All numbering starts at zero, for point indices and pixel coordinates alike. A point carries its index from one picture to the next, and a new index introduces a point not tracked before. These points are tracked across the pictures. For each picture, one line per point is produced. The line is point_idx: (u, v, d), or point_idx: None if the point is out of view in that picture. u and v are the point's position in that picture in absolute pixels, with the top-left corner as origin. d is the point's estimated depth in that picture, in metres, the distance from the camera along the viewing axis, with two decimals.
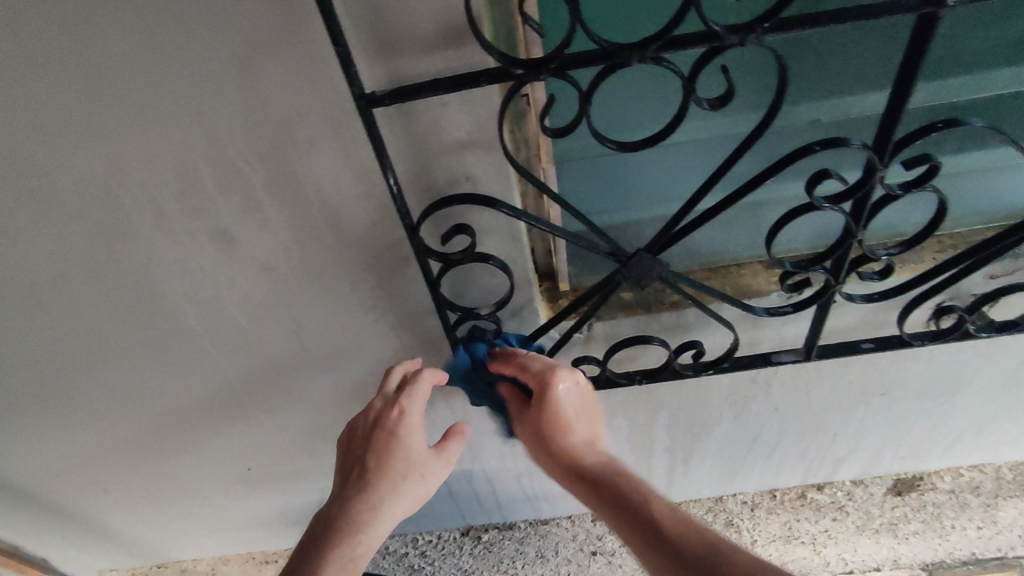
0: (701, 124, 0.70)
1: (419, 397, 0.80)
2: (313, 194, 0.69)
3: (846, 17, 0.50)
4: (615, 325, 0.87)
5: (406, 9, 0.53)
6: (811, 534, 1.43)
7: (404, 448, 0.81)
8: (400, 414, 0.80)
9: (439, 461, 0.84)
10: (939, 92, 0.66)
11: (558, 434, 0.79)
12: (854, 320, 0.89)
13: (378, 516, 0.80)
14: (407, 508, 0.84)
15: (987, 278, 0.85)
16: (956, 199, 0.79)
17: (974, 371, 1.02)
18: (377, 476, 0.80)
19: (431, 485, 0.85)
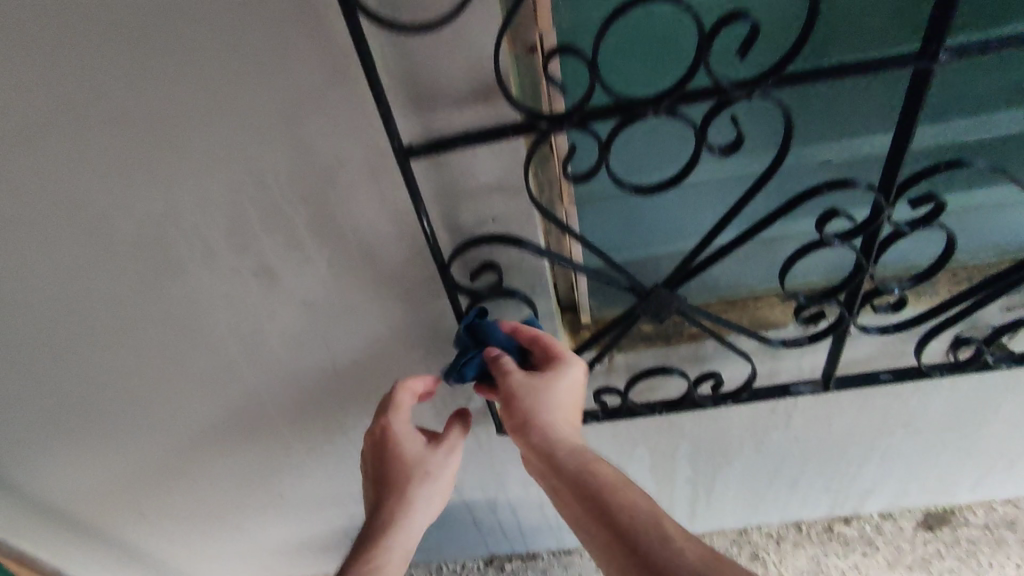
0: (715, 166, 0.74)
1: (400, 408, 0.81)
2: (352, 234, 0.74)
3: (844, 71, 0.54)
4: (635, 356, 0.90)
5: (441, 70, 0.59)
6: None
7: (403, 453, 0.83)
8: (384, 429, 0.82)
9: (440, 452, 0.86)
10: (943, 134, 0.69)
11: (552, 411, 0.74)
12: (871, 351, 0.90)
13: (405, 525, 0.81)
14: (434, 508, 0.85)
15: (1005, 310, 0.86)
16: (968, 234, 0.82)
17: (999, 403, 1.02)
18: (391, 490, 0.82)
19: (447, 478, 0.86)
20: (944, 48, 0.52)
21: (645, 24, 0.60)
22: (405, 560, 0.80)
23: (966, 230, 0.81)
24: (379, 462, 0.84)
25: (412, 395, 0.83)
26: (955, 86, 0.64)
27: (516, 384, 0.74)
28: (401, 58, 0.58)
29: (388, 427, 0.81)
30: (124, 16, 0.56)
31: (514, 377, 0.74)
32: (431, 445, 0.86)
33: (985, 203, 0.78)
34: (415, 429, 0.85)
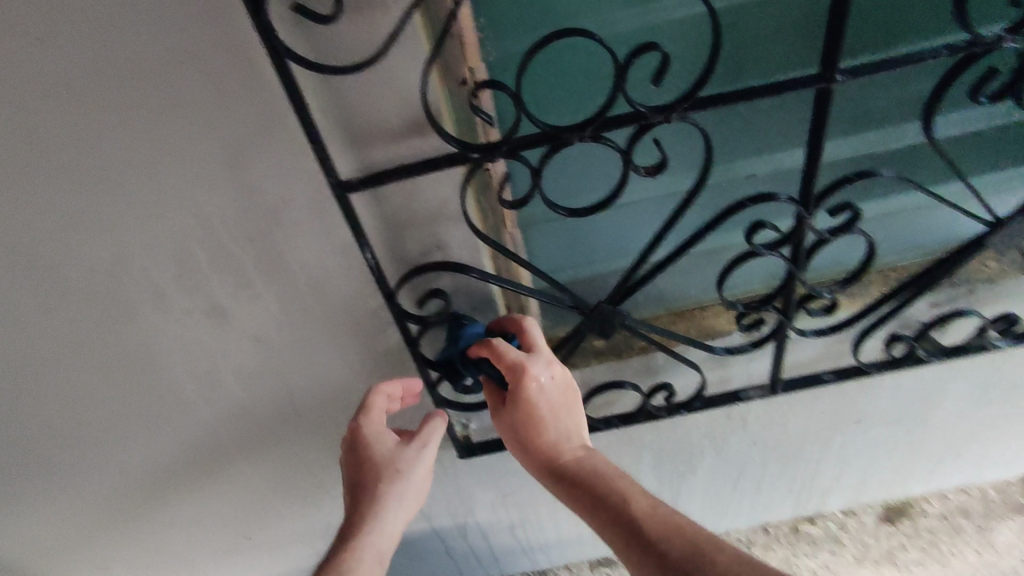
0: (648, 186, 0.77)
1: (371, 411, 0.79)
2: (299, 269, 0.75)
3: (752, 94, 0.58)
4: (589, 371, 0.92)
5: (375, 107, 0.60)
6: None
7: (373, 454, 0.80)
8: (354, 431, 0.80)
9: (413, 445, 0.84)
10: (856, 146, 0.73)
11: (536, 429, 0.75)
12: (814, 353, 0.94)
13: (377, 525, 0.80)
14: (408, 507, 0.83)
15: (932, 306, 0.91)
16: (888, 237, 0.87)
17: (939, 395, 1.07)
18: (364, 492, 0.81)
19: (420, 475, 0.84)
20: (840, 71, 0.57)
21: (564, 57, 0.62)
22: (381, 561, 0.80)
23: (889, 233, 0.86)
24: (351, 464, 0.82)
25: (386, 397, 0.80)
26: (860, 102, 0.69)
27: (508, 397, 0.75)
28: (334, 97, 0.59)
29: (358, 429, 0.80)
30: (50, 66, 0.56)
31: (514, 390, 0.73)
32: (403, 442, 0.84)
33: (906, 206, 0.82)
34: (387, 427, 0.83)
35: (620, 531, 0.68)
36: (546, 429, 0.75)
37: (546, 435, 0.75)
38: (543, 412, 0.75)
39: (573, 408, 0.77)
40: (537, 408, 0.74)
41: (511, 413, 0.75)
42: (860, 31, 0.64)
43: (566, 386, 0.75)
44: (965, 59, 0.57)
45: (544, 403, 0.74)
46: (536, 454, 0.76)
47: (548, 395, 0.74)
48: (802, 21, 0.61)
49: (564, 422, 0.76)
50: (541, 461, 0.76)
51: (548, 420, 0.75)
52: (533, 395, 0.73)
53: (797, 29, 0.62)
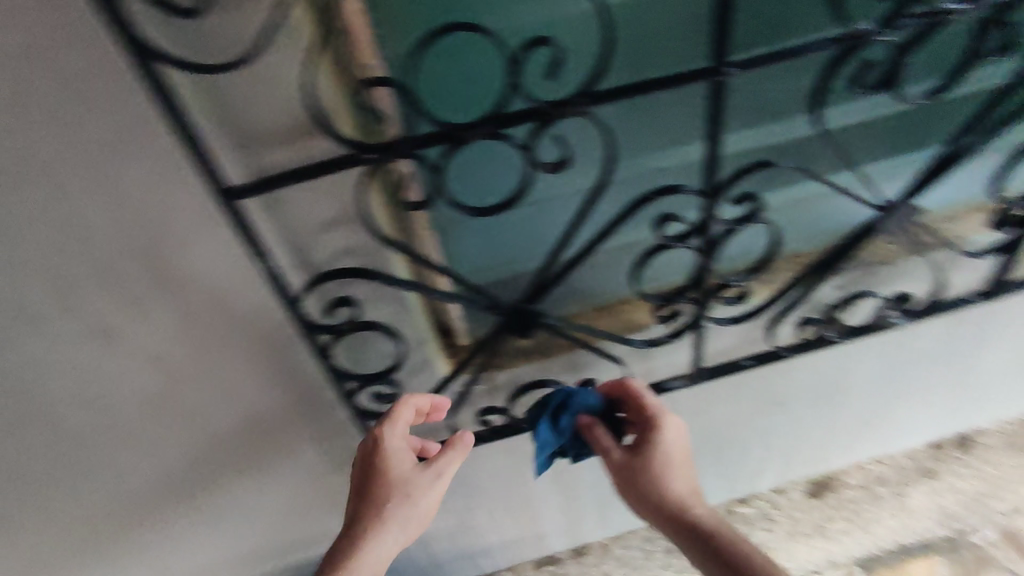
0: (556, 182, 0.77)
1: (395, 421, 0.78)
2: (194, 284, 0.69)
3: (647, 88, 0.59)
4: (515, 372, 0.91)
5: (260, 108, 0.56)
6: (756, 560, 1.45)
7: (389, 470, 0.79)
8: (374, 441, 0.79)
9: (426, 473, 0.80)
10: (756, 137, 0.75)
11: (662, 479, 0.83)
12: (732, 341, 0.97)
13: (369, 546, 0.76)
14: (406, 537, 0.78)
15: (836, 288, 0.95)
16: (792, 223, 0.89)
17: (850, 373, 1.13)
18: (369, 505, 0.77)
19: (426, 504, 0.79)
20: (729, 64, 0.58)
21: (457, 54, 0.61)
22: None
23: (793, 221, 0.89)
24: (360, 479, 0.80)
25: (413, 410, 0.79)
26: (756, 93, 0.70)
27: (616, 459, 0.83)
28: (213, 98, 0.55)
29: (379, 438, 0.78)
30: None
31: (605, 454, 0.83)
32: (421, 466, 0.80)
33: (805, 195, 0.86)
34: (407, 444, 0.81)
35: (719, 568, 0.78)
36: (671, 476, 0.83)
37: (662, 486, 0.83)
38: (677, 458, 0.84)
39: (688, 463, 0.86)
40: (667, 456, 0.83)
41: (641, 458, 0.83)
42: (750, 26, 0.65)
43: (682, 437, 0.84)
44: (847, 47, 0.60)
45: (655, 454, 0.83)
46: (662, 501, 0.83)
47: (682, 446, 0.85)
48: (694, 15, 0.62)
49: (683, 473, 0.85)
50: (657, 510, 0.84)
51: (672, 472, 0.84)
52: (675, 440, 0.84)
53: (691, 22, 0.63)
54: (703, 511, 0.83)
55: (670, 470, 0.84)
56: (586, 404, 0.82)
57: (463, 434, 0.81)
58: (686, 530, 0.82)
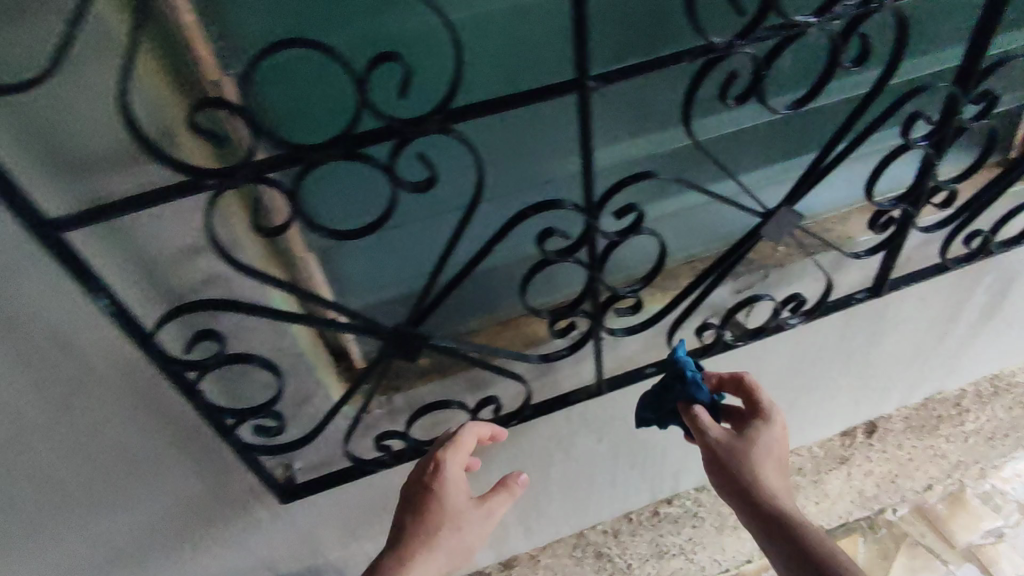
0: (432, 202, 0.75)
1: (460, 446, 0.82)
2: (28, 323, 0.62)
3: (509, 103, 0.57)
4: (415, 392, 0.88)
5: (78, 130, 0.51)
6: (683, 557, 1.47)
7: (446, 496, 0.82)
8: (433, 466, 0.83)
9: (481, 508, 0.84)
10: (640, 147, 0.74)
11: (753, 470, 0.85)
12: (637, 349, 0.97)
13: (409, 567, 0.78)
14: (444, 566, 0.81)
15: (734, 292, 0.97)
16: (672, 229, 0.93)
17: (757, 371, 1.15)
18: (419, 522, 0.81)
19: (475, 536, 0.83)
20: (590, 77, 0.58)
21: (297, 68, 0.57)
22: None
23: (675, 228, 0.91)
24: (413, 498, 0.83)
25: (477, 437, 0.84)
26: (632, 104, 0.70)
27: (716, 444, 0.86)
28: (18, 120, 0.49)
29: (441, 461, 0.82)
30: None
31: (711, 438, 0.86)
32: (474, 501, 0.85)
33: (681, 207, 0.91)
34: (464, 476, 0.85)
35: (797, 559, 0.79)
36: (766, 469, 0.85)
37: (751, 475, 0.85)
38: (762, 454, 0.86)
39: (782, 465, 0.88)
40: (757, 449, 0.86)
41: (716, 447, 0.86)
42: (616, 37, 0.65)
43: (781, 440, 0.89)
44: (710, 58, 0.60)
45: (751, 446, 0.86)
46: (743, 488, 0.84)
47: (771, 443, 0.87)
48: (556, 27, 0.61)
49: (768, 466, 0.86)
50: (746, 497, 0.84)
51: (768, 463, 0.86)
52: (761, 438, 0.87)
53: (555, 33, 0.62)
54: (755, 509, 0.83)
55: (764, 460, 0.86)
56: (692, 387, 0.87)
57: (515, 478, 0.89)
58: (763, 519, 0.83)
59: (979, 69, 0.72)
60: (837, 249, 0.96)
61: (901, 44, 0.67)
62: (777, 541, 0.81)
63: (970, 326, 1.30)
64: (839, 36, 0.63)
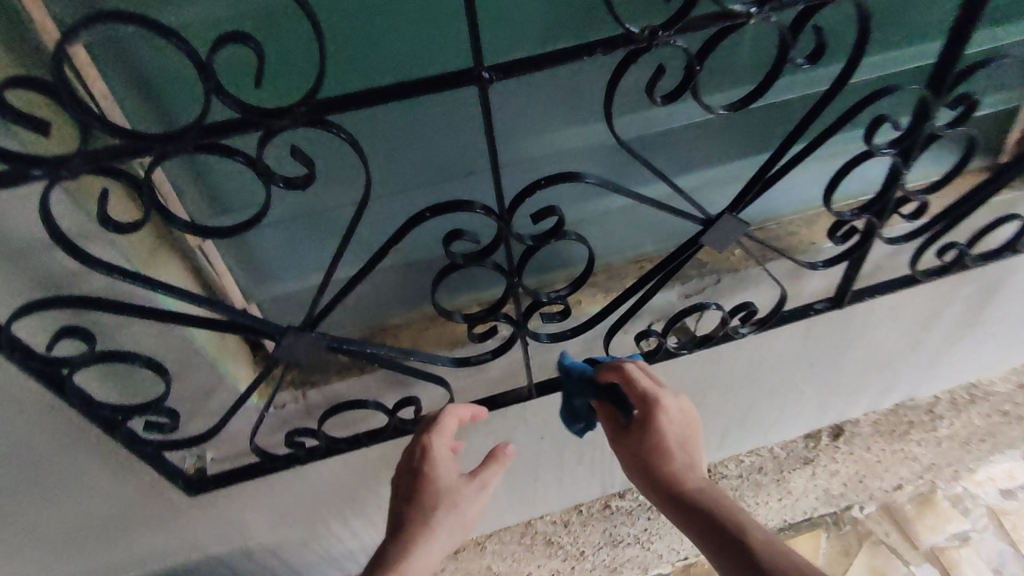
0: (333, 187, 0.73)
1: (444, 429, 0.80)
2: None
3: (392, 95, 0.50)
4: (332, 389, 0.84)
5: None
6: (634, 550, 1.46)
7: (437, 478, 0.80)
8: (420, 450, 0.81)
9: (473, 485, 0.83)
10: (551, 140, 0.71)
11: (661, 458, 0.82)
12: (574, 351, 0.91)
13: (412, 555, 0.77)
14: (446, 547, 0.81)
15: (682, 296, 0.90)
16: (611, 225, 0.88)
17: (711, 374, 1.10)
18: (414, 509, 0.80)
19: (472, 514, 0.82)
20: (486, 68, 0.50)
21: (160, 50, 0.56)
22: None
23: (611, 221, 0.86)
24: (404, 484, 0.81)
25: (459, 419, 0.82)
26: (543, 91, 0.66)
27: (629, 437, 0.84)
28: None
29: (427, 445, 0.80)
30: None
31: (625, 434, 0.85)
32: (465, 478, 0.83)
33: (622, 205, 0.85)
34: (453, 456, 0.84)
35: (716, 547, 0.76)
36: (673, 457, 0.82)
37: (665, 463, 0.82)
38: (667, 440, 0.82)
39: (695, 441, 0.84)
40: (661, 436, 0.82)
41: (630, 441, 0.84)
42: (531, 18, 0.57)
43: (688, 421, 0.84)
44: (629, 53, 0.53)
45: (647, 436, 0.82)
46: (657, 478, 0.82)
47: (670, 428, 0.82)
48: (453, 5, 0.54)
49: (678, 451, 0.82)
50: (663, 488, 0.82)
51: (676, 448, 0.82)
52: (661, 425, 0.81)
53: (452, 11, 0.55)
54: (674, 498, 0.81)
55: (671, 445, 0.82)
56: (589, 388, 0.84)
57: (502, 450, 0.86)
58: (680, 508, 0.81)
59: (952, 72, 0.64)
60: (796, 255, 0.89)
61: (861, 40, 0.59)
62: (697, 529, 0.79)
63: (944, 336, 1.23)
64: (784, 29, 0.55)
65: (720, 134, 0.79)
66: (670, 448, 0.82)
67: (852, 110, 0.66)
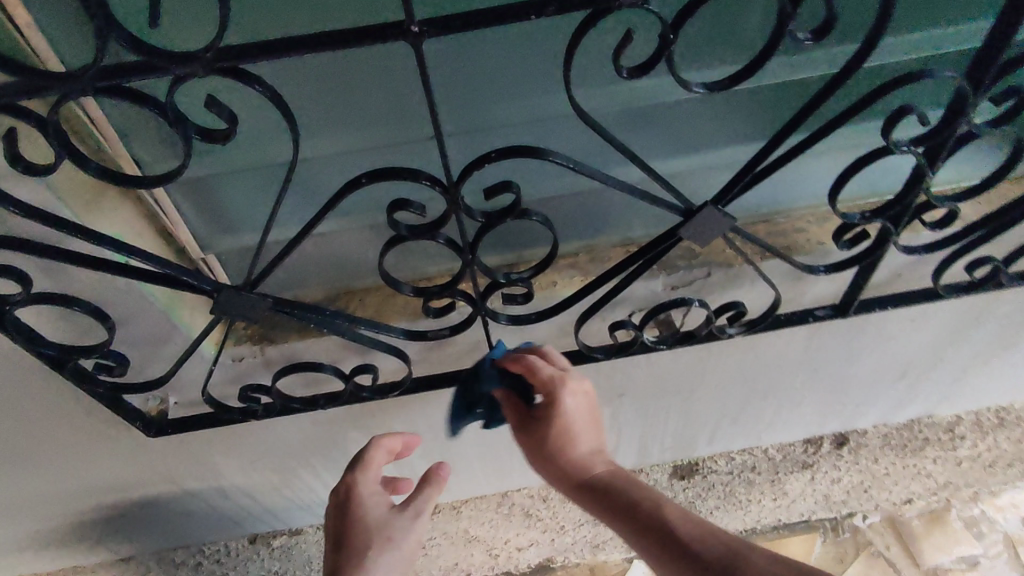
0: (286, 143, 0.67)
1: (368, 466, 0.84)
2: None
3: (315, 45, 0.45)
4: (290, 346, 0.82)
5: None
6: (611, 534, 1.43)
7: (367, 515, 0.82)
8: (345, 485, 0.83)
9: (407, 514, 0.82)
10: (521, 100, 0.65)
11: (562, 445, 0.78)
12: (546, 334, 0.87)
13: None
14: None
15: (668, 288, 0.84)
16: (595, 204, 0.81)
17: (702, 370, 1.03)
18: (345, 554, 0.79)
19: (413, 545, 0.81)
20: (415, 22, 0.45)
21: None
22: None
23: (593, 197, 0.79)
24: (339, 528, 0.82)
25: (385, 451, 0.85)
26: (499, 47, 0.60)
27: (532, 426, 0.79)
28: None
29: (353, 484, 0.83)
30: None
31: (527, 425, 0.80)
32: (398, 509, 0.83)
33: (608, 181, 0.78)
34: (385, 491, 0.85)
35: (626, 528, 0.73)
36: (575, 441, 0.78)
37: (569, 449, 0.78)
38: (569, 426, 0.77)
39: (597, 420, 0.79)
40: (562, 422, 0.77)
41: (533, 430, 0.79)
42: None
43: (587, 401, 0.78)
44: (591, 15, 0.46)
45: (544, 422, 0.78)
46: (563, 466, 0.78)
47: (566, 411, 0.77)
48: None
49: (584, 434, 0.78)
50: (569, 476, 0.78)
51: (578, 432, 0.78)
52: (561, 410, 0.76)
53: None
54: (586, 487, 0.77)
55: (574, 431, 0.77)
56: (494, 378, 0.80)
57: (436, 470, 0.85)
58: (588, 493, 0.76)
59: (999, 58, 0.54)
60: (799, 255, 0.81)
61: (880, 15, 0.49)
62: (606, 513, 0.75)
63: (972, 353, 1.12)
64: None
65: (721, 110, 0.70)
66: (573, 433, 0.78)
67: (869, 98, 0.56)
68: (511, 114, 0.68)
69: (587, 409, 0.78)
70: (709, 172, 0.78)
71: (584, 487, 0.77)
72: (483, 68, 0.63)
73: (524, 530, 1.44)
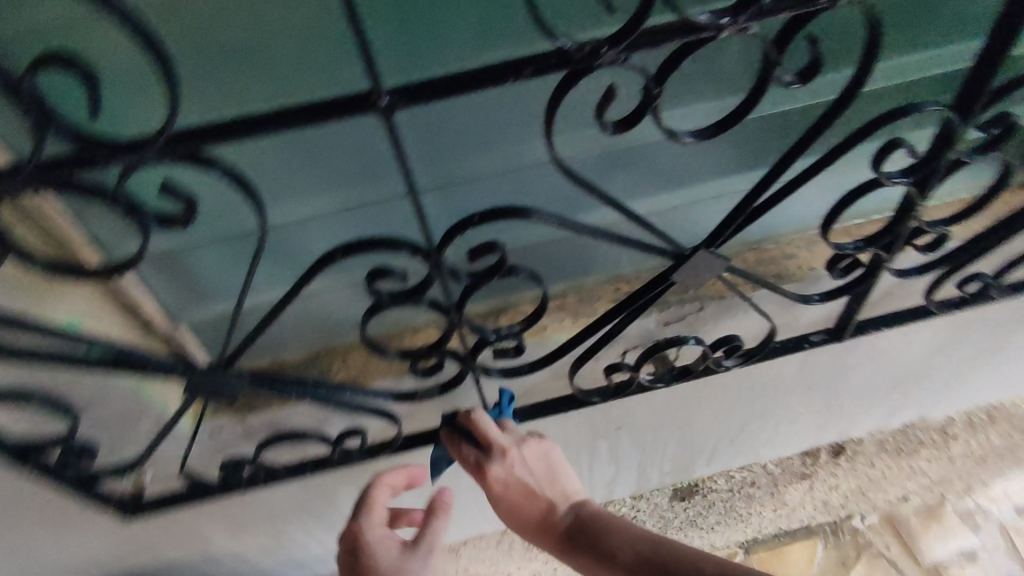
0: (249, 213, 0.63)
1: (372, 507, 0.78)
2: None
3: (288, 120, 0.42)
4: (272, 414, 0.78)
5: None
6: None
7: (377, 561, 0.74)
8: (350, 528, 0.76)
9: (421, 552, 0.76)
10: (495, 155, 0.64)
11: (524, 504, 0.74)
12: (538, 380, 0.83)
13: None
14: None
15: (662, 325, 0.81)
16: (581, 245, 0.78)
17: (699, 398, 1.01)
18: None
19: None
20: (385, 92, 0.42)
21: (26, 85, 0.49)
22: None
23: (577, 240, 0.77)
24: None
25: (388, 489, 0.80)
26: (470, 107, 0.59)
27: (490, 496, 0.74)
28: None
29: (358, 527, 0.76)
30: None
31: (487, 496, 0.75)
32: (410, 548, 0.76)
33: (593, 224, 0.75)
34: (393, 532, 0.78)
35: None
36: (535, 500, 0.74)
37: (533, 507, 0.74)
38: (524, 485, 0.73)
39: (556, 468, 0.76)
40: (513, 484, 0.73)
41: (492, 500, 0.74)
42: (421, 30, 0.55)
43: (543, 456, 0.75)
44: (575, 77, 0.43)
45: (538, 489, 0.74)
46: (531, 528, 0.73)
47: (517, 479, 0.73)
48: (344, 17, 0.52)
49: (546, 488, 0.74)
50: (543, 536, 0.73)
51: (536, 487, 0.74)
52: (509, 474, 0.72)
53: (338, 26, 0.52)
54: (579, 549, 0.70)
55: (531, 490, 0.74)
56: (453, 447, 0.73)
57: (439, 499, 0.78)
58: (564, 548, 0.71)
59: (988, 89, 0.54)
60: (791, 282, 0.79)
61: (865, 55, 0.48)
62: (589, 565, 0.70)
63: (964, 360, 1.12)
64: (768, 44, 0.44)
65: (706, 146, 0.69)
66: (531, 492, 0.73)
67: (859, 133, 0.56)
68: (490, 165, 0.65)
69: (542, 461, 0.75)
70: (705, 206, 0.75)
71: (558, 543, 0.72)
72: (456, 123, 0.60)
73: (526, 565, 1.40)
